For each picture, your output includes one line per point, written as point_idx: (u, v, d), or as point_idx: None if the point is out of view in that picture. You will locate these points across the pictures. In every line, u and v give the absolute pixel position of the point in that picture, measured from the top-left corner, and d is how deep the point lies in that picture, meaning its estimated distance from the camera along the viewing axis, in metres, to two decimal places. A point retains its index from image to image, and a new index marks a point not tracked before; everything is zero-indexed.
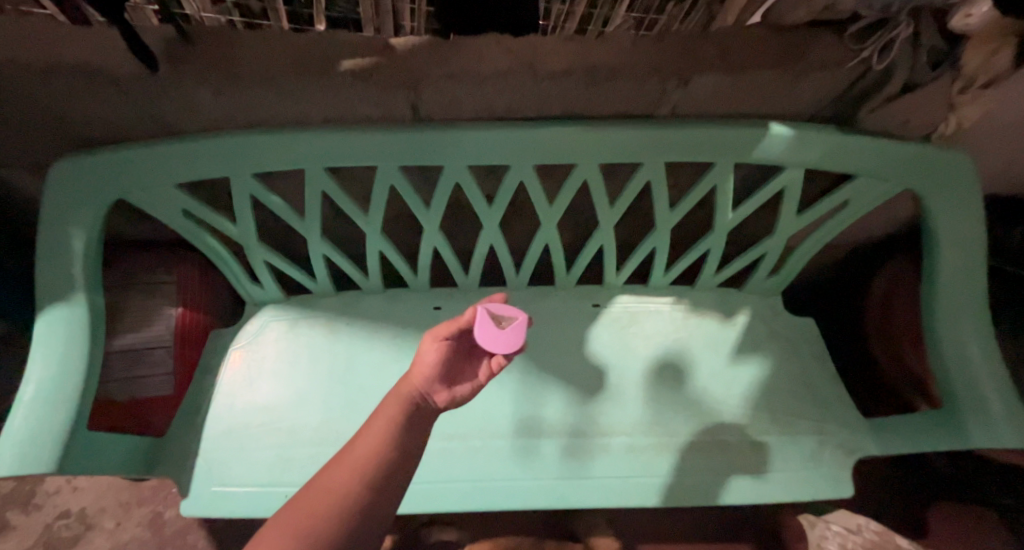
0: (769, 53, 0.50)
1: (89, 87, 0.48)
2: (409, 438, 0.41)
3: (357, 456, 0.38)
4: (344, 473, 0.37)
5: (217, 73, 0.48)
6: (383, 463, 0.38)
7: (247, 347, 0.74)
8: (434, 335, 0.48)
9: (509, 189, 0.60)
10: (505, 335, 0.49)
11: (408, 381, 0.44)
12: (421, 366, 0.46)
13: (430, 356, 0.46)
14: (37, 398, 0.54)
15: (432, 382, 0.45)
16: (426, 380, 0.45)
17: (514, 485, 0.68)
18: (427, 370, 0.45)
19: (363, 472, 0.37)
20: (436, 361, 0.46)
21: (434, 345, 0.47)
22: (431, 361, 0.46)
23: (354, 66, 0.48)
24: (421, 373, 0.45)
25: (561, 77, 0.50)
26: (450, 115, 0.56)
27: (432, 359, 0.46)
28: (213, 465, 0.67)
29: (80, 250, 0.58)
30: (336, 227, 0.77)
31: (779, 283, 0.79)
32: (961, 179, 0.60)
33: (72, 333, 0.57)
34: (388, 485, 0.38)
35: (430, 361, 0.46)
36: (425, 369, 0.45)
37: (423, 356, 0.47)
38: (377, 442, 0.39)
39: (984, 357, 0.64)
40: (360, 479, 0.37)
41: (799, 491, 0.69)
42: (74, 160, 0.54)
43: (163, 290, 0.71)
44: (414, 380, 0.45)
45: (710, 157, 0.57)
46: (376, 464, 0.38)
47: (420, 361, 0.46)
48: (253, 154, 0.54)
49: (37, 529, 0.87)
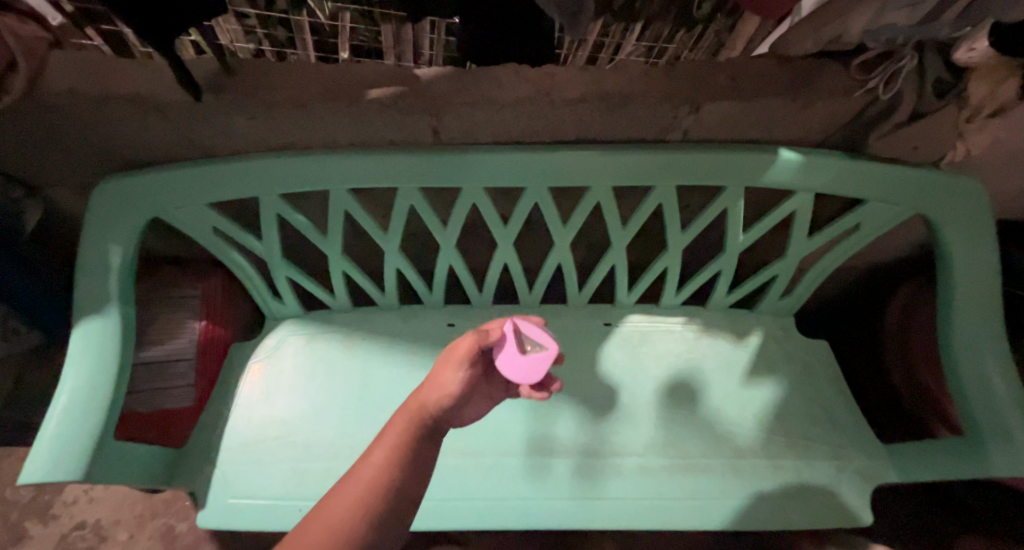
0: (777, 82, 0.52)
1: (136, 114, 0.52)
2: (416, 456, 0.41)
3: (360, 484, 0.37)
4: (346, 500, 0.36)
5: (254, 99, 0.51)
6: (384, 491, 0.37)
7: (265, 361, 0.75)
8: (458, 360, 0.46)
9: (524, 210, 0.62)
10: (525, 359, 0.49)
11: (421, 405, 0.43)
12: (439, 389, 0.44)
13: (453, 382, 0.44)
14: (68, 408, 0.56)
15: (448, 406, 0.43)
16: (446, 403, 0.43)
17: (528, 505, 0.67)
18: (449, 387, 0.44)
19: (365, 502, 0.36)
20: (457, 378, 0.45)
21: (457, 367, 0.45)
22: (450, 386, 0.44)
23: (381, 94, 0.51)
24: (436, 398, 0.43)
25: (577, 104, 0.53)
26: (469, 139, 0.58)
27: (452, 380, 0.44)
28: (231, 477, 0.68)
29: (117, 265, 0.61)
30: (355, 245, 0.80)
31: (791, 304, 0.79)
32: (973, 202, 0.60)
33: (105, 345, 0.59)
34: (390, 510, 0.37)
35: (451, 385, 0.44)
36: (441, 394, 0.43)
37: (443, 381, 0.44)
38: (379, 469, 0.38)
39: (1006, 384, 0.63)
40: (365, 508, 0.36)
41: (817, 516, 0.68)
42: (117, 180, 0.58)
43: (190, 303, 0.75)
44: (425, 403, 0.43)
45: (721, 180, 0.58)
46: (378, 492, 0.37)
47: (437, 384, 0.44)
48: (283, 175, 0.57)
49: (54, 540, 0.89)
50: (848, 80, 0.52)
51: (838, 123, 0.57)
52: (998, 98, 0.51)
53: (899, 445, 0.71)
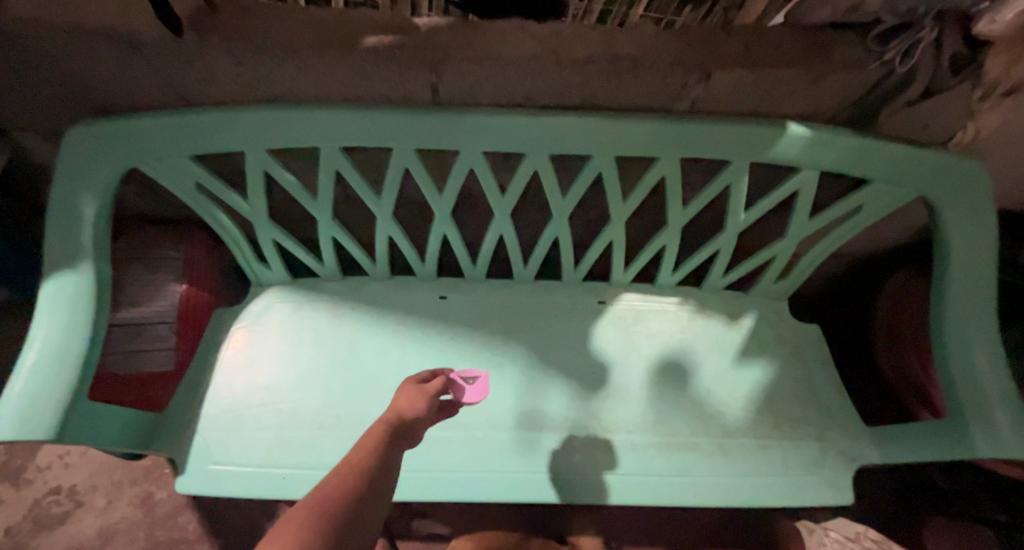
0: (792, 50, 0.50)
1: (110, 51, 0.48)
2: (397, 453, 0.38)
3: (359, 451, 0.35)
4: (343, 470, 0.32)
5: (240, 41, 0.47)
6: (376, 467, 0.34)
7: (249, 328, 0.73)
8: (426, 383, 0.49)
9: (523, 178, 0.60)
10: (475, 386, 0.60)
11: (397, 412, 0.42)
12: (410, 402, 0.44)
13: (418, 390, 0.47)
14: (37, 367, 0.54)
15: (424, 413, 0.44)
16: (420, 414, 0.43)
17: (513, 480, 0.67)
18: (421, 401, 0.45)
19: (365, 462, 0.33)
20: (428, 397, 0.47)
21: (428, 391, 0.47)
22: (422, 402, 0.45)
23: (378, 43, 0.48)
24: (411, 407, 0.44)
25: (584, 65, 0.50)
26: (469, 100, 0.56)
27: (423, 397, 0.45)
28: (211, 444, 0.66)
29: (91, 219, 0.58)
30: (346, 211, 0.77)
31: (786, 287, 0.79)
32: (976, 187, 0.60)
33: (78, 302, 0.57)
34: (386, 482, 0.34)
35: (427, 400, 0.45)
36: (417, 402, 0.44)
37: (411, 397, 0.45)
38: (370, 451, 0.35)
39: (996, 369, 0.63)
40: (366, 470, 0.33)
41: (800, 496, 0.68)
42: (89, 127, 0.54)
43: (170, 264, 0.72)
44: (404, 407, 0.43)
45: (727, 154, 0.57)
46: (364, 469, 0.33)
47: (409, 399, 0.45)
48: (271, 130, 0.54)
49: (27, 504, 0.87)
50: (864, 51, 0.50)
51: (850, 98, 0.55)
52: (1013, 77, 0.51)
53: (884, 429, 0.72)
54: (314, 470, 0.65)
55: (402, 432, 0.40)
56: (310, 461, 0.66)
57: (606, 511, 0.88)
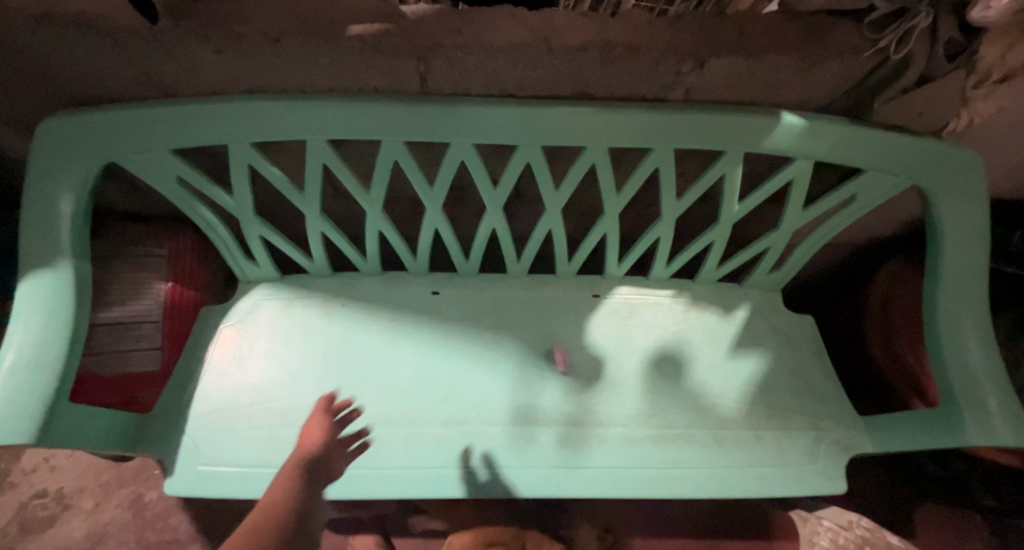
0: (787, 37, 0.49)
1: (85, 39, 0.46)
2: (304, 493, 0.48)
3: (269, 505, 0.44)
4: (258, 520, 0.41)
5: (219, 28, 0.45)
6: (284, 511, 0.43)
7: (237, 327, 0.72)
8: (316, 432, 0.58)
9: (515, 170, 0.59)
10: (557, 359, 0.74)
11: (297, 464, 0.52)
12: (313, 434, 0.58)
13: (315, 432, 0.58)
14: (16, 370, 0.52)
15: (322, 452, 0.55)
16: (325, 443, 0.57)
17: (508, 475, 0.66)
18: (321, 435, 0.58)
19: (273, 512, 0.43)
20: (328, 428, 0.59)
21: (326, 412, 0.61)
22: (323, 432, 0.58)
23: (364, 31, 0.46)
24: (317, 442, 0.56)
25: (577, 53, 0.49)
26: (459, 90, 0.54)
27: (322, 426, 0.59)
28: (201, 444, 0.65)
29: (68, 214, 0.56)
30: (335, 205, 0.75)
31: (781, 278, 0.79)
32: (969, 175, 0.60)
33: (56, 303, 0.55)
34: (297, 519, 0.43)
35: (324, 433, 0.58)
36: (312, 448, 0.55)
37: (315, 426, 0.59)
38: (274, 502, 0.45)
39: (987, 358, 0.63)
40: (277, 514, 0.43)
41: (795, 486, 0.69)
42: (63, 120, 0.52)
43: (155, 262, 0.70)
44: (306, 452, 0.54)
45: (721, 145, 0.56)
46: (275, 517, 0.42)
47: (312, 429, 0.58)
48: (255, 122, 0.52)
49: (13, 508, 0.85)
50: (859, 39, 0.50)
51: (844, 87, 0.55)
52: (1007, 63, 0.51)
53: (878, 418, 0.72)
54: None
55: (308, 477, 0.51)
56: None
57: (602, 503, 0.88)
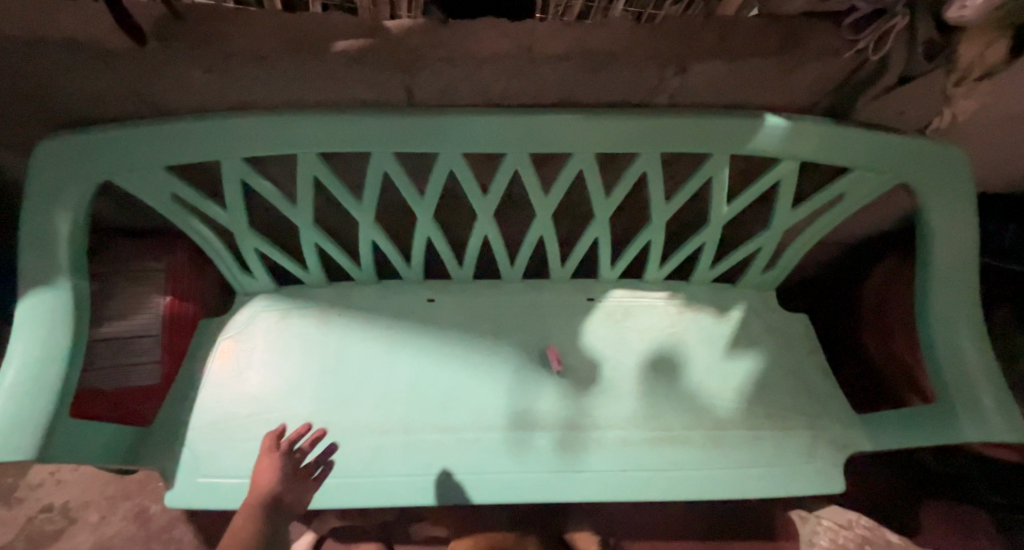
0: (767, 41, 0.50)
1: (78, 62, 0.47)
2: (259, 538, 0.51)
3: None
4: None
5: (208, 48, 0.46)
6: None
7: (235, 338, 0.72)
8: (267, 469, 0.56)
9: (504, 178, 0.60)
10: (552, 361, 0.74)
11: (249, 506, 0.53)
12: (263, 477, 0.55)
13: (265, 471, 0.56)
14: (17, 387, 0.53)
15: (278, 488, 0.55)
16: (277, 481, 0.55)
17: (506, 480, 0.67)
18: (274, 476, 0.55)
19: None
20: (280, 466, 0.56)
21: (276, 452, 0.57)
22: (275, 471, 0.56)
23: (348, 47, 0.47)
24: (268, 486, 0.54)
25: (560, 62, 0.50)
26: (446, 101, 0.55)
27: (273, 466, 0.56)
28: (200, 456, 0.66)
29: (66, 234, 0.57)
30: (329, 216, 0.76)
31: (774, 277, 0.79)
32: (956, 171, 0.60)
33: (55, 320, 0.56)
34: None
35: (274, 470, 0.56)
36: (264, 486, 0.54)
37: (267, 467, 0.56)
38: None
39: (980, 353, 0.63)
40: None
41: (794, 486, 0.68)
42: (58, 141, 0.53)
43: (154, 277, 0.71)
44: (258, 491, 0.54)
45: (707, 148, 0.57)
46: None
47: (263, 469, 0.56)
48: (245, 138, 0.53)
49: (20, 523, 0.86)
50: (838, 41, 0.50)
51: (827, 88, 0.55)
52: (987, 60, 0.51)
53: (874, 416, 0.72)
54: None
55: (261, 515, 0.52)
56: None
57: (603, 506, 0.88)
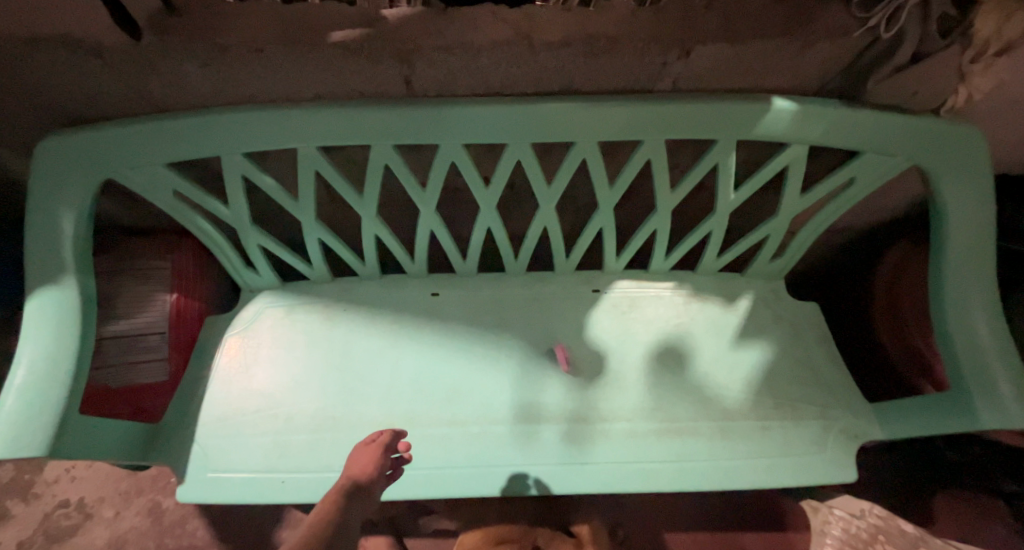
0: (773, 22, 0.48)
1: (76, 59, 0.47)
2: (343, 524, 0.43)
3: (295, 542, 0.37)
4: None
5: (204, 41, 0.46)
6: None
7: (243, 335, 0.73)
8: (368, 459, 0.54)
9: (506, 169, 0.59)
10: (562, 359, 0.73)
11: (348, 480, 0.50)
12: (362, 465, 0.53)
13: (364, 459, 0.54)
14: (27, 383, 0.53)
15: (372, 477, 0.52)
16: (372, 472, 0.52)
17: (513, 473, 0.66)
18: (373, 464, 0.53)
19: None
20: (381, 459, 0.55)
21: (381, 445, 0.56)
22: (373, 461, 0.53)
23: (345, 37, 0.47)
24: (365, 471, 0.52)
25: (559, 48, 0.49)
26: (445, 91, 0.54)
27: (374, 457, 0.54)
28: (209, 452, 0.66)
29: (70, 232, 0.57)
30: (332, 211, 0.76)
31: (783, 266, 0.78)
32: (972, 153, 0.58)
33: (63, 317, 0.56)
34: None
35: (374, 462, 0.53)
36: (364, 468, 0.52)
37: (367, 457, 0.54)
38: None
39: (997, 339, 0.61)
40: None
41: (805, 477, 0.67)
42: (59, 139, 0.53)
43: (159, 275, 0.71)
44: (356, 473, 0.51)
45: (713, 133, 0.55)
46: None
47: (363, 459, 0.53)
48: (243, 133, 0.53)
49: (38, 518, 0.87)
50: (848, 20, 0.49)
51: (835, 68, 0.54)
52: (1003, 35, 0.50)
53: (887, 405, 0.71)
54: (313, 473, 0.65)
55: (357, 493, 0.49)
56: (310, 465, 0.65)
57: (610, 499, 0.88)
